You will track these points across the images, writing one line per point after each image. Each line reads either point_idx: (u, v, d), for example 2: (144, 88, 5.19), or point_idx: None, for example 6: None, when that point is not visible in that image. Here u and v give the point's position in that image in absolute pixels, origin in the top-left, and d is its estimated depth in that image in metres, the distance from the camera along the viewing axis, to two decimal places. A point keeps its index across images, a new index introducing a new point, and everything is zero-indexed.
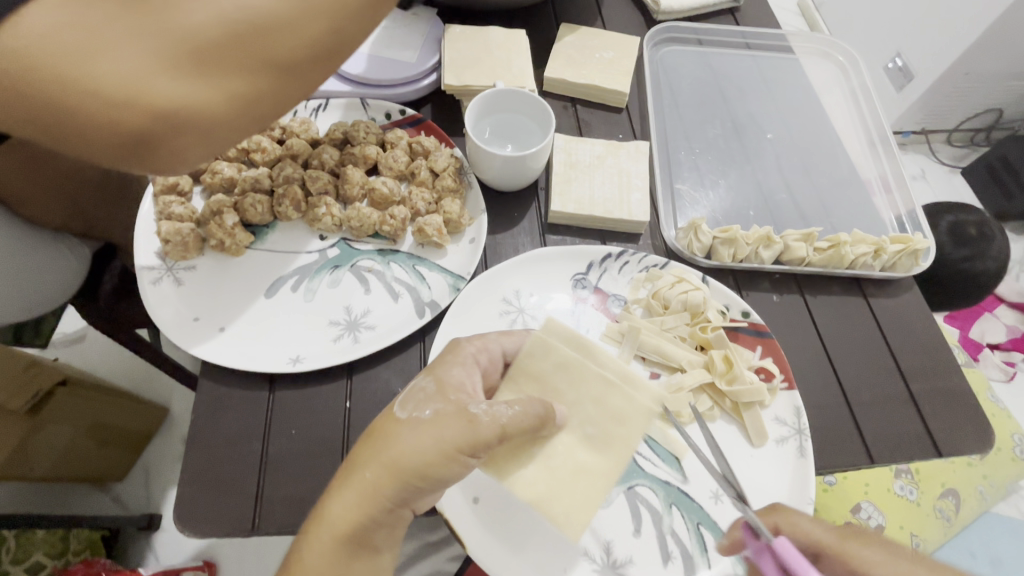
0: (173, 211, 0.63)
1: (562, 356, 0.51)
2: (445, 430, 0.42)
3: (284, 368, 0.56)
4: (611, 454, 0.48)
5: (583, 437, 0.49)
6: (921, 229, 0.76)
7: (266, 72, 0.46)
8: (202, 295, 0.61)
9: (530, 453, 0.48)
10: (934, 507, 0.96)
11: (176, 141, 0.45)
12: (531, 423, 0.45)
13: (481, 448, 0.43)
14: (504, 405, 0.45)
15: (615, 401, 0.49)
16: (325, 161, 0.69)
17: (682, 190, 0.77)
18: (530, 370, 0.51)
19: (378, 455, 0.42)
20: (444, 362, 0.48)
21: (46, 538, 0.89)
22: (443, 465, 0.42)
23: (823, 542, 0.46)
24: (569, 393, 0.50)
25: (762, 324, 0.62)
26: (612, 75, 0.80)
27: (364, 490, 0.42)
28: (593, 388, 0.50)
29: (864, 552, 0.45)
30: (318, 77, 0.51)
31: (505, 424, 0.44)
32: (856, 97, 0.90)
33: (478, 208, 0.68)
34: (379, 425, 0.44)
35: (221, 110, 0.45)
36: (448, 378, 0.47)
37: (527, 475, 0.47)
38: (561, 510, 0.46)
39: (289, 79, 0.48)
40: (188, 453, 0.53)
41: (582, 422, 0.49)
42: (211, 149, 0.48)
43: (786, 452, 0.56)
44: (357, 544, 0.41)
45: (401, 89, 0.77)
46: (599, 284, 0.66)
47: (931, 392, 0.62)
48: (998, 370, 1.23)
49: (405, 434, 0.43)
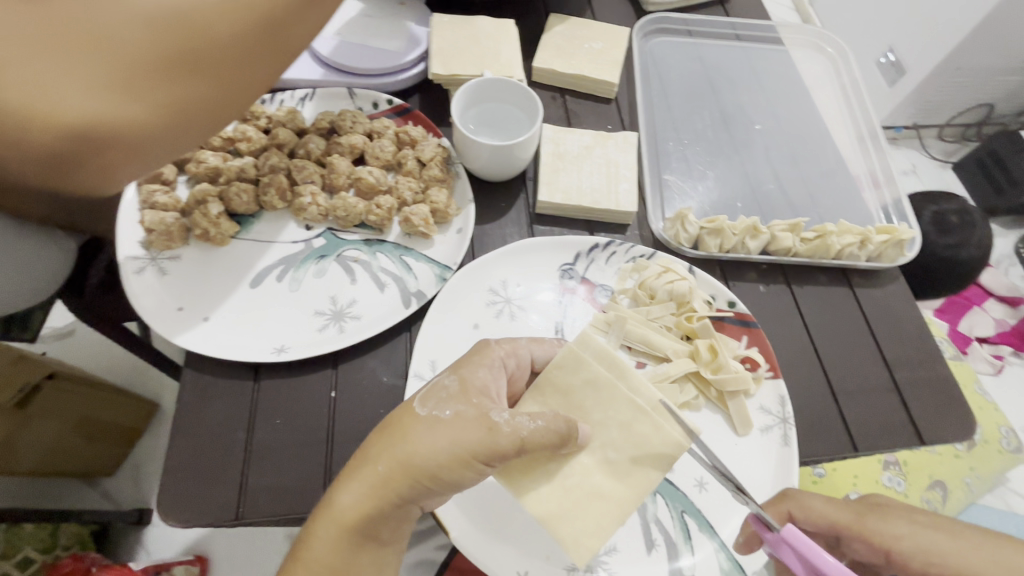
0: (157, 200, 0.63)
1: (591, 373, 0.48)
2: (463, 431, 0.43)
3: (269, 358, 0.56)
4: (629, 483, 0.46)
5: (604, 461, 0.46)
6: (906, 220, 0.77)
7: (194, 82, 0.50)
8: (185, 285, 0.60)
9: (546, 470, 0.46)
10: (922, 498, 0.97)
11: (115, 153, 0.49)
12: (553, 440, 0.44)
13: (498, 458, 0.43)
14: (527, 417, 0.44)
15: (642, 429, 0.46)
16: (312, 150, 0.69)
17: (670, 181, 0.77)
18: (556, 383, 0.48)
19: (392, 449, 0.42)
20: (471, 362, 0.48)
21: (34, 534, 0.90)
22: (456, 468, 0.42)
23: (840, 521, 0.48)
24: (595, 414, 0.47)
25: (748, 314, 0.62)
26: (601, 65, 0.80)
27: (375, 483, 0.42)
28: (621, 411, 0.47)
29: (885, 526, 0.47)
30: (245, 87, 0.55)
31: (525, 437, 0.43)
32: (846, 90, 0.90)
33: (465, 198, 0.68)
34: (395, 418, 0.44)
35: (153, 119, 0.49)
36: (472, 378, 0.47)
37: (542, 491, 0.46)
38: (570, 532, 0.44)
39: (215, 80, 0.52)
40: (173, 443, 0.52)
41: (605, 445, 0.46)
42: (146, 159, 0.51)
43: (770, 440, 0.57)
44: (363, 537, 0.42)
45: (388, 79, 0.76)
46: (586, 275, 0.66)
47: (915, 382, 0.63)
48: (987, 363, 1.24)
49: (423, 431, 0.43)
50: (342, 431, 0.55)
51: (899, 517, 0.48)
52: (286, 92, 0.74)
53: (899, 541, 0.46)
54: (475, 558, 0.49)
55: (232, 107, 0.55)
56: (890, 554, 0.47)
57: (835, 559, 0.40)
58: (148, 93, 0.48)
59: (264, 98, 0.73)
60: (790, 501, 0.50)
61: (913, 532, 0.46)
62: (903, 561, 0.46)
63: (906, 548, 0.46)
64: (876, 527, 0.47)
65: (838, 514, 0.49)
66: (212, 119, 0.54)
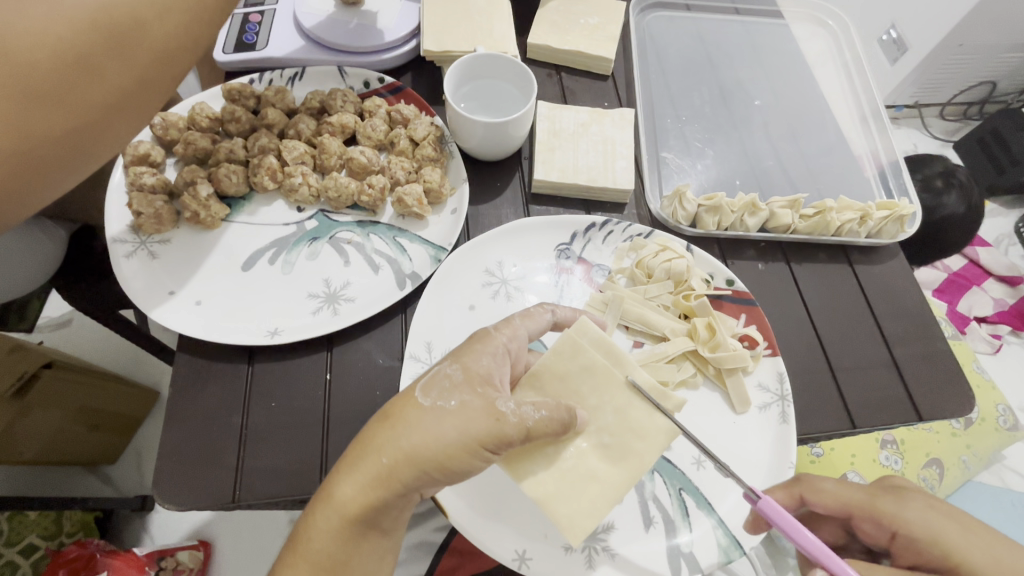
0: (144, 181, 0.61)
1: (590, 360, 0.48)
2: (470, 421, 0.42)
3: (262, 340, 0.55)
4: (626, 467, 0.46)
5: (598, 445, 0.46)
6: (908, 195, 0.75)
7: (74, 64, 0.44)
8: (177, 269, 0.59)
9: (545, 454, 0.46)
10: (918, 476, 0.98)
11: (25, 174, 0.44)
12: (556, 429, 0.44)
13: (504, 445, 0.42)
14: (532, 407, 0.43)
15: (638, 415, 0.46)
16: (302, 131, 0.67)
17: (668, 158, 0.76)
18: (553, 369, 0.47)
19: (394, 441, 0.41)
20: (472, 349, 0.46)
21: (38, 521, 0.92)
22: (463, 458, 0.42)
23: (854, 501, 0.48)
24: (590, 399, 0.47)
25: (747, 292, 0.61)
26: (597, 41, 0.78)
27: (376, 475, 0.41)
28: (617, 397, 0.47)
29: (898, 508, 0.46)
30: (137, 62, 0.48)
31: (531, 427, 0.43)
32: (849, 66, 0.88)
33: (460, 177, 0.67)
34: (397, 407, 0.43)
35: (62, 115, 0.44)
36: (476, 367, 0.45)
37: (540, 475, 0.45)
38: (566, 512, 0.44)
39: (53, 113, 0.44)
40: (168, 427, 0.52)
41: (600, 429, 0.47)
42: (66, 162, 0.46)
43: (768, 418, 0.56)
44: (366, 527, 0.41)
45: (379, 56, 0.75)
46: (582, 255, 0.65)
47: (913, 356, 0.63)
48: (985, 343, 1.23)
49: (428, 422, 0.42)
50: (338, 412, 0.54)
51: (912, 501, 0.47)
52: (274, 71, 0.72)
53: (908, 524, 0.45)
54: (472, 537, 0.49)
55: (133, 82, 0.49)
56: (897, 534, 0.46)
57: (812, 534, 0.42)
58: (28, 117, 0.42)
59: (252, 77, 0.72)
60: (801, 485, 0.50)
61: (923, 515, 0.45)
62: (910, 542, 0.45)
63: (912, 532, 0.45)
64: (889, 509, 0.46)
65: (849, 494, 0.49)
66: (66, 163, 0.47)
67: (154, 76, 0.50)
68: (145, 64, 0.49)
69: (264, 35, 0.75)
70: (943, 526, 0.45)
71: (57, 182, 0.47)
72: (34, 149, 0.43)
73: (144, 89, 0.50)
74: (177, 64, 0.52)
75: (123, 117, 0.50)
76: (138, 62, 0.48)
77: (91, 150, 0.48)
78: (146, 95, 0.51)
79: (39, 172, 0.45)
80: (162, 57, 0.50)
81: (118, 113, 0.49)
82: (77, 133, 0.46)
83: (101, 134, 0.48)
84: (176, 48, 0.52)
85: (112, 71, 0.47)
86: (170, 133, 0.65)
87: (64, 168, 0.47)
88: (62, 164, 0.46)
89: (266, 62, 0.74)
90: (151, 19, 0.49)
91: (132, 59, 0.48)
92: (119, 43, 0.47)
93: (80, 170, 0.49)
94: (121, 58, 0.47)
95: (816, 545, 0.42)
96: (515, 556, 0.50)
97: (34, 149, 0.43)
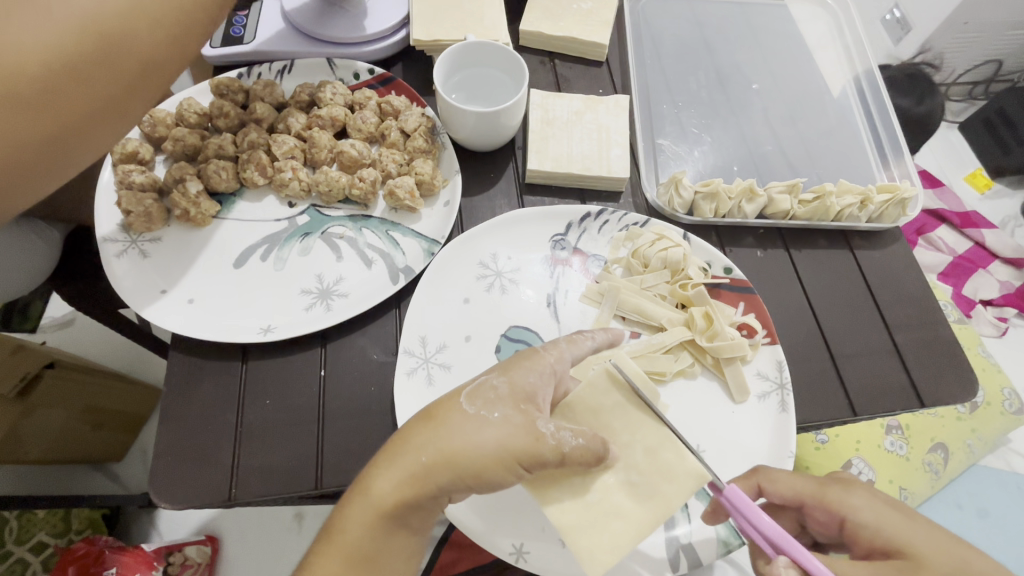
0: (133, 179, 0.61)
1: (625, 397, 0.47)
2: (511, 435, 0.42)
3: (254, 338, 0.55)
4: (651, 507, 0.44)
5: (625, 481, 0.45)
6: (909, 177, 0.74)
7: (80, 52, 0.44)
8: (171, 268, 0.59)
9: (571, 484, 0.45)
10: (922, 461, 0.97)
11: (39, 153, 0.44)
12: (590, 461, 0.43)
13: (538, 465, 0.42)
14: (570, 432, 0.43)
15: (667, 457, 0.45)
16: (292, 125, 0.66)
17: (663, 145, 0.75)
18: (587, 403, 0.47)
19: (437, 441, 0.41)
20: (521, 365, 0.46)
21: (46, 518, 0.93)
22: (497, 470, 0.41)
23: (804, 491, 0.47)
24: (621, 436, 0.46)
25: (745, 280, 0.60)
26: (590, 26, 0.76)
27: (414, 473, 0.41)
28: (649, 435, 0.46)
29: (847, 497, 0.45)
30: (145, 45, 0.48)
31: (566, 452, 0.42)
32: (850, 48, 0.86)
33: (452, 169, 0.66)
34: (440, 409, 0.43)
35: (71, 98, 0.45)
36: (523, 382, 0.45)
37: (564, 502, 0.44)
38: (586, 545, 0.43)
39: (29, 126, 0.43)
40: (163, 426, 0.52)
41: (628, 466, 0.45)
42: (78, 141, 0.47)
43: (768, 407, 0.56)
44: (397, 523, 0.41)
45: (367, 47, 0.73)
46: (578, 245, 0.65)
47: (915, 343, 0.62)
48: (990, 327, 1.23)
49: (472, 429, 0.42)
50: (333, 408, 0.54)
51: (859, 489, 0.45)
52: (263, 65, 0.72)
53: (857, 511, 0.44)
54: (471, 534, 0.49)
55: (141, 66, 0.49)
56: (845, 521, 0.44)
57: (772, 520, 0.43)
58: (37, 99, 0.43)
59: (241, 71, 0.71)
60: (759, 475, 0.49)
61: (871, 505, 0.44)
62: (857, 530, 0.44)
63: (861, 519, 0.44)
64: (838, 498, 0.45)
65: (801, 484, 0.47)
66: (45, 170, 0.46)
67: (148, 74, 0.50)
68: (153, 48, 0.49)
69: (252, 27, 0.74)
70: (889, 517, 0.43)
71: (57, 169, 0.47)
72: (12, 158, 0.43)
73: (133, 89, 0.49)
74: (168, 66, 0.51)
75: (106, 124, 0.49)
76: (144, 48, 0.48)
77: (76, 151, 0.47)
78: (154, 79, 0.51)
79: (52, 151, 0.45)
80: (156, 56, 0.49)
81: (98, 121, 0.48)
82: (54, 142, 0.45)
83: (81, 143, 0.47)
84: (179, 36, 0.51)
85: (95, 77, 0.45)
86: (158, 130, 0.65)
87: (41, 177, 0.46)
88: (38, 168, 0.45)
89: (254, 55, 0.73)
90: (145, 19, 0.48)
91: (120, 63, 0.47)
92: (104, 53, 0.45)
93: (68, 167, 0.48)
94: (126, 44, 0.47)
95: (775, 531, 0.42)
96: (513, 549, 0.50)
97: (44, 129, 0.44)
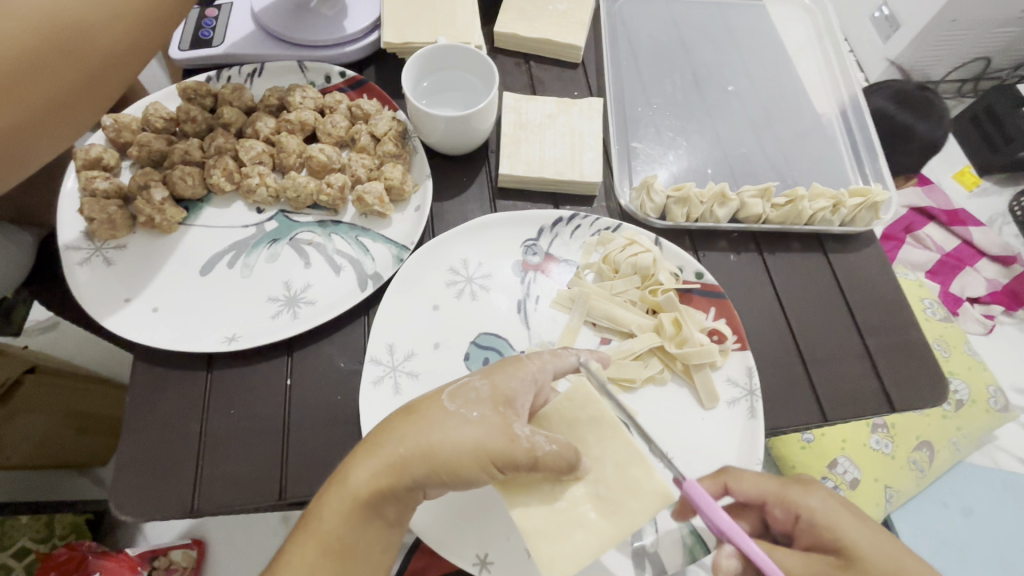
0: (96, 186, 0.60)
1: (600, 410, 0.47)
2: (487, 435, 0.41)
3: (218, 347, 0.54)
4: (619, 522, 0.43)
5: (593, 494, 0.44)
6: (884, 181, 0.74)
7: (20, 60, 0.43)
8: (134, 275, 0.58)
9: (541, 490, 0.45)
10: (908, 460, 0.98)
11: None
12: (562, 470, 0.42)
13: (511, 466, 0.41)
14: (545, 437, 0.42)
15: (635, 473, 0.44)
16: (260, 130, 0.65)
17: (638, 148, 0.74)
18: (563, 414, 0.47)
19: (416, 435, 0.41)
20: (504, 369, 0.45)
21: (30, 523, 0.88)
22: (472, 469, 0.41)
23: (767, 491, 0.46)
24: (596, 448, 0.46)
25: (716, 285, 0.60)
26: (566, 27, 0.75)
27: (391, 465, 0.41)
28: (619, 449, 0.45)
29: (805, 499, 0.45)
30: (91, 52, 0.48)
31: (539, 457, 0.41)
32: (828, 49, 0.85)
33: (423, 173, 0.65)
34: (422, 405, 0.43)
35: (17, 105, 0.44)
36: (504, 386, 0.44)
37: (531, 507, 0.44)
38: (547, 551, 0.42)
39: None
40: (128, 436, 0.51)
41: (598, 479, 0.45)
42: (27, 149, 0.47)
43: (738, 413, 0.55)
44: (373, 513, 0.41)
45: (338, 50, 0.72)
46: (549, 250, 0.64)
47: (887, 347, 0.61)
48: (978, 324, 1.23)
49: (449, 426, 0.42)
50: (297, 418, 0.53)
51: (818, 490, 0.46)
52: (232, 68, 0.71)
53: (812, 511, 0.44)
54: (434, 544, 0.49)
55: (90, 72, 0.48)
56: (801, 519, 0.45)
57: (729, 516, 0.42)
58: None
59: (209, 75, 0.70)
60: (728, 474, 0.48)
61: (826, 507, 0.44)
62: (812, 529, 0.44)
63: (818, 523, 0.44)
64: (797, 498, 0.45)
65: (765, 483, 0.47)
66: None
67: (100, 78, 0.49)
68: (98, 53, 0.48)
69: (221, 30, 0.73)
70: (843, 519, 0.44)
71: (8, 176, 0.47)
72: None
73: (82, 94, 0.49)
74: (119, 72, 0.51)
75: (48, 133, 0.48)
76: (91, 54, 0.48)
77: (26, 158, 0.47)
78: (105, 84, 0.50)
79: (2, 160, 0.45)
80: (105, 61, 0.49)
81: (45, 129, 0.47)
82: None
83: (27, 151, 0.47)
84: (130, 41, 0.51)
85: (42, 84, 0.45)
86: (123, 136, 0.64)
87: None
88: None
89: (223, 59, 0.72)
90: (98, 27, 0.48)
91: (66, 70, 0.46)
92: (39, 58, 0.44)
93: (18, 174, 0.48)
94: (71, 51, 0.46)
95: (732, 528, 0.42)
96: (476, 560, 0.49)
97: None
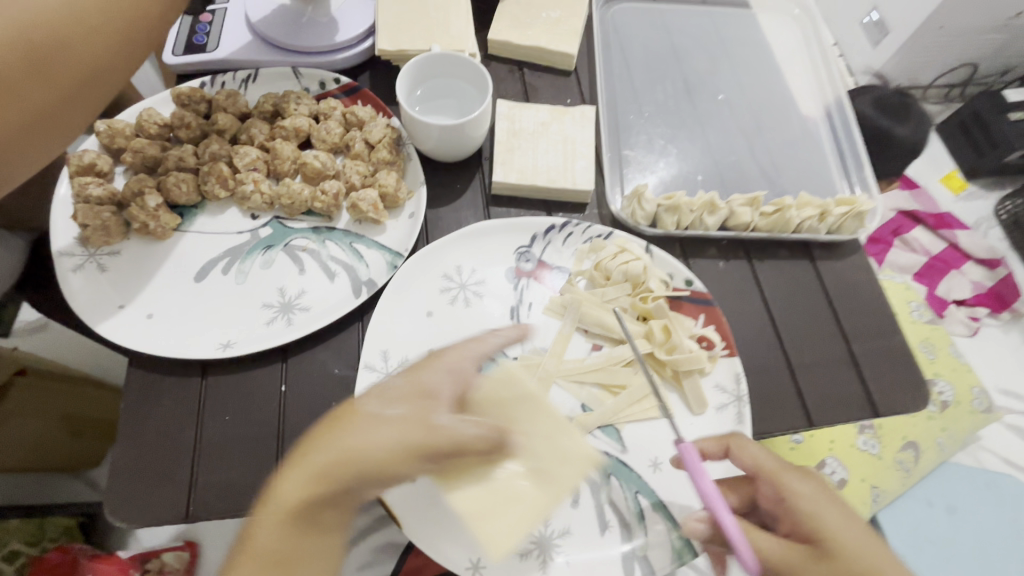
0: (90, 192, 0.60)
1: (524, 390, 0.49)
2: (408, 430, 0.41)
3: (213, 354, 0.55)
4: (551, 489, 0.45)
5: (527, 470, 0.45)
6: (870, 190, 0.75)
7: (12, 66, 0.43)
8: (128, 281, 0.58)
9: (477, 473, 0.45)
10: (894, 461, 1.01)
11: None
12: (485, 445, 0.43)
13: (437, 454, 0.41)
14: (466, 421, 0.43)
15: (565, 444, 0.46)
16: (255, 136, 0.66)
17: (630, 156, 0.75)
18: (493, 398, 0.49)
19: (335, 440, 0.41)
20: (428, 365, 0.48)
21: (22, 527, 0.88)
22: (400, 464, 0.40)
23: (764, 466, 0.49)
24: (523, 427, 0.47)
25: (706, 292, 0.61)
26: (559, 35, 0.76)
27: (316, 472, 0.40)
28: (547, 424, 0.47)
29: (796, 484, 0.48)
30: (83, 57, 0.48)
31: (464, 440, 0.42)
32: (817, 58, 0.86)
33: (417, 181, 0.66)
34: (339, 412, 0.43)
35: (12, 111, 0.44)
36: (420, 381, 0.46)
37: (468, 489, 0.44)
38: (489, 528, 0.43)
39: None
40: (121, 442, 0.51)
41: (527, 456, 0.46)
42: (22, 154, 0.47)
43: (726, 418, 0.56)
44: (309, 523, 0.40)
45: (332, 56, 0.73)
46: (542, 257, 0.65)
47: (873, 353, 0.63)
48: (963, 326, 1.24)
49: (370, 428, 0.41)
50: (293, 424, 0.54)
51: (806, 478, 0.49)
52: (227, 74, 0.71)
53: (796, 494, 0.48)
54: (422, 546, 0.49)
55: (82, 76, 0.48)
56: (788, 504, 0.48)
57: (710, 479, 0.46)
58: None
59: (204, 80, 0.70)
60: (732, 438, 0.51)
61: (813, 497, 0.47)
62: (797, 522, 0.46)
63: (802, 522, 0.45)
64: (791, 484, 0.48)
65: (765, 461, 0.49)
66: None
67: (92, 82, 0.50)
68: (90, 57, 0.48)
69: (215, 35, 0.73)
70: (825, 508, 0.47)
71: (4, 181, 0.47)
72: None
73: (75, 99, 0.49)
74: (111, 76, 0.51)
75: (42, 137, 0.48)
76: (83, 60, 0.48)
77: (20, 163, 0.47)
78: (97, 88, 0.50)
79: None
80: (97, 65, 0.49)
81: (39, 134, 0.47)
82: None
83: (21, 156, 0.47)
84: (120, 46, 0.51)
85: (36, 89, 0.45)
86: (117, 141, 0.64)
87: None
88: None
89: (217, 64, 0.72)
90: (90, 33, 0.48)
91: (60, 76, 0.47)
92: (31, 64, 0.45)
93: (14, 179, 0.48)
94: (63, 56, 0.46)
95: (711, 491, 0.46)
96: (468, 564, 0.49)
97: None
